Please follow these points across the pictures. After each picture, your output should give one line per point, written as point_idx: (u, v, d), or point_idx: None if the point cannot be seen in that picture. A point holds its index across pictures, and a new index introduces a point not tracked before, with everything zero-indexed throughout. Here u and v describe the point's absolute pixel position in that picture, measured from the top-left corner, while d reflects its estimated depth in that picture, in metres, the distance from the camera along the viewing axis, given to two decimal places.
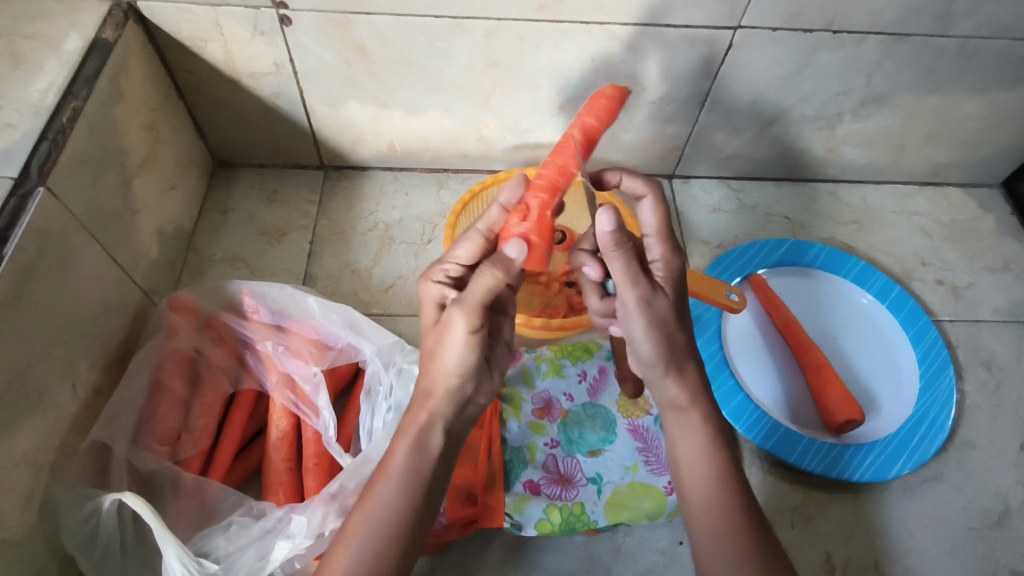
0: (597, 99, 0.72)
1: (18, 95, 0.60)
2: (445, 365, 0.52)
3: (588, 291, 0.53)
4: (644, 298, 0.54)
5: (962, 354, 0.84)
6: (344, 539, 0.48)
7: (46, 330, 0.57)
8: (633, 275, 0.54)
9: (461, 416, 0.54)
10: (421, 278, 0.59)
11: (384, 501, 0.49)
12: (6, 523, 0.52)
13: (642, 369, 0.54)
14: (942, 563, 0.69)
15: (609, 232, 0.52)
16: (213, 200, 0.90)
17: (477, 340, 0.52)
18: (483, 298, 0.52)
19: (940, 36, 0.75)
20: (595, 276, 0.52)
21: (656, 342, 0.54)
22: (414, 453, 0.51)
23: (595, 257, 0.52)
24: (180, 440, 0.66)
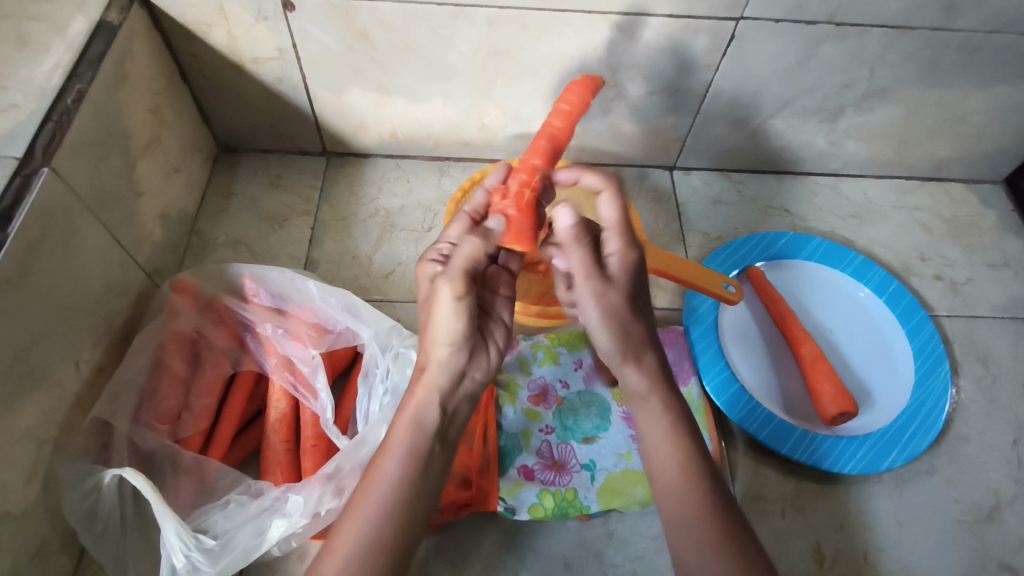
0: (568, 89, 0.71)
1: (23, 76, 0.60)
2: (439, 331, 0.53)
3: (576, 247, 0.58)
4: (635, 261, 0.57)
5: (958, 350, 0.84)
6: (352, 511, 0.49)
7: (50, 309, 0.57)
8: (625, 241, 0.58)
9: (457, 392, 0.54)
10: (416, 260, 0.57)
11: (388, 476, 0.50)
12: (9, 496, 0.53)
13: (629, 330, 0.57)
14: (931, 555, 0.70)
15: (571, 219, 0.58)
16: (216, 184, 0.91)
17: (467, 304, 0.53)
18: (466, 265, 0.54)
19: (945, 30, 0.75)
20: (580, 236, 0.57)
21: (638, 301, 0.57)
22: (413, 429, 0.51)
23: (579, 222, 0.58)
24: (180, 419, 0.67)
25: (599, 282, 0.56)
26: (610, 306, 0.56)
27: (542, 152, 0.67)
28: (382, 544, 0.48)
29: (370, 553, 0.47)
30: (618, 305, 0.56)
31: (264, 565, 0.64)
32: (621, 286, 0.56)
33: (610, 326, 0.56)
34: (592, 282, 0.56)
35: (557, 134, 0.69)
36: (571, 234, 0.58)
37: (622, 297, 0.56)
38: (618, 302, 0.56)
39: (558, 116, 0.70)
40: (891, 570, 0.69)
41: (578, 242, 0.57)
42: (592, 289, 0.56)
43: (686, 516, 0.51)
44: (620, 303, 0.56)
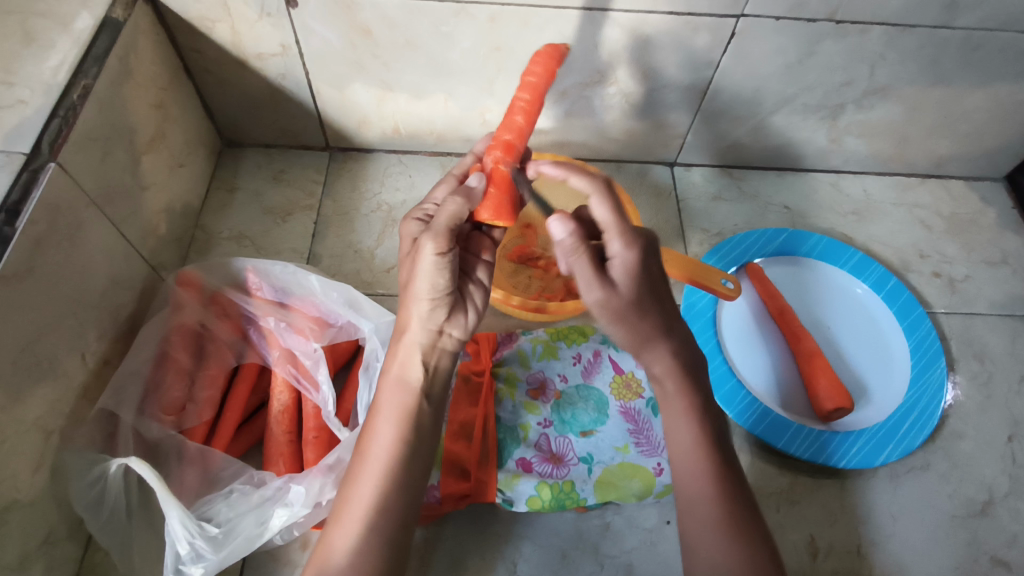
0: (533, 62, 0.68)
1: (30, 72, 0.61)
2: (419, 288, 0.53)
3: (575, 259, 0.53)
4: (638, 259, 0.53)
5: (955, 346, 0.84)
6: (355, 480, 0.51)
7: (57, 302, 0.59)
8: (626, 237, 0.53)
9: (437, 348, 0.54)
10: (401, 221, 0.58)
11: (382, 439, 0.51)
12: (18, 485, 0.55)
13: (636, 328, 0.54)
14: (924, 549, 0.71)
15: (565, 232, 0.53)
16: (220, 178, 0.92)
17: (449, 263, 0.52)
18: (449, 223, 0.53)
19: (945, 28, 0.75)
20: (576, 247, 0.53)
21: (648, 299, 0.53)
22: (399, 390, 0.53)
23: (575, 232, 0.53)
24: (185, 410, 0.68)
25: (602, 284, 0.52)
26: (617, 311, 0.53)
27: (516, 130, 0.68)
28: (387, 505, 0.49)
29: (377, 514, 0.49)
30: (624, 307, 0.52)
31: (267, 554, 0.65)
32: (626, 288, 0.52)
33: (615, 326, 0.53)
34: (597, 288, 0.52)
35: (528, 110, 0.68)
36: (568, 246, 0.53)
37: (628, 301, 0.53)
38: (623, 304, 0.53)
39: (527, 90, 0.68)
40: (884, 563, 0.70)
41: (577, 248, 0.53)
42: (597, 296, 0.53)
43: (693, 507, 0.53)
44: (626, 305, 0.52)
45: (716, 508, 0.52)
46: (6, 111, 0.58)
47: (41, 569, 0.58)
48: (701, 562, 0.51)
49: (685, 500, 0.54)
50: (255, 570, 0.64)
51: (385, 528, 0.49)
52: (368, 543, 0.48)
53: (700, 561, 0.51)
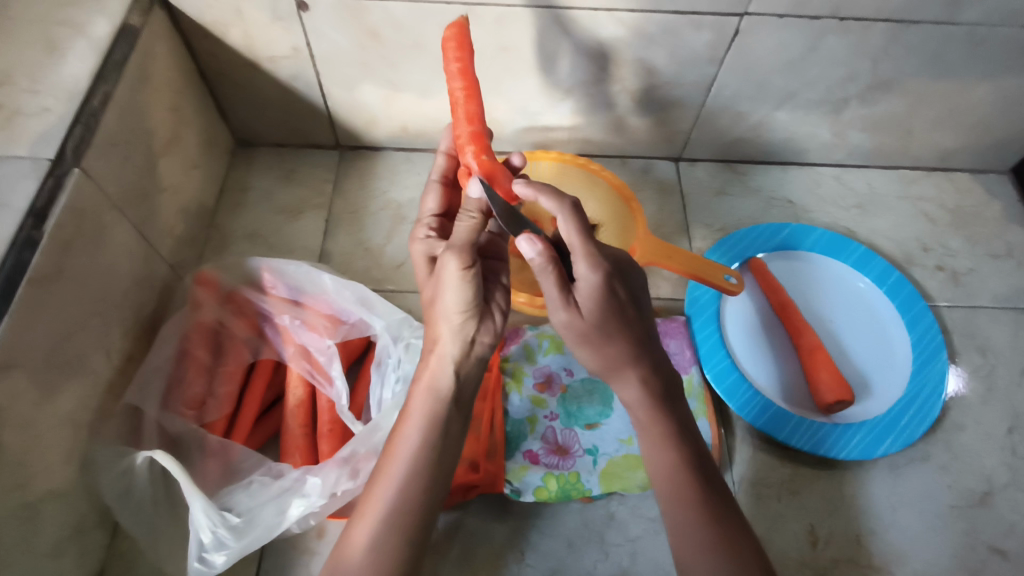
0: (444, 49, 0.67)
1: (53, 80, 0.63)
2: (449, 305, 0.55)
3: (546, 276, 0.55)
4: (602, 283, 0.56)
5: (957, 339, 0.85)
6: (380, 478, 0.53)
7: (83, 302, 0.61)
8: (591, 261, 0.56)
9: (470, 357, 0.57)
10: (410, 237, 0.67)
11: (409, 441, 0.53)
12: (51, 476, 0.58)
13: (603, 351, 0.58)
14: (921, 538, 0.73)
15: (534, 253, 0.54)
16: (234, 178, 0.94)
17: (473, 280, 0.55)
18: (470, 237, 0.56)
19: (949, 23, 0.76)
20: (545, 266, 0.55)
21: (613, 321, 0.57)
22: (429, 398, 0.55)
23: (545, 250, 0.54)
24: (206, 405, 0.71)
25: (568, 308, 0.56)
26: (581, 332, 0.57)
27: (470, 117, 0.66)
28: (411, 505, 0.52)
29: (399, 513, 0.51)
30: (589, 329, 0.57)
31: (285, 542, 0.68)
32: (591, 313, 0.56)
33: (583, 347, 0.58)
34: (562, 309, 0.56)
35: (467, 94, 0.67)
36: (538, 264, 0.55)
37: (590, 324, 0.56)
38: (586, 326, 0.57)
39: (456, 75, 0.66)
40: (882, 551, 0.72)
41: (544, 269, 0.55)
42: (562, 317, 0.57)
43: (682, 523, 0.55)
44: (590, 327, 0.56)
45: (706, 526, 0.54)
46: (31, 119, 0.61)
47: (73, 556, 0.61)
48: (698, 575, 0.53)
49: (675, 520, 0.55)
50: (274, 557, 0.67)
51: (406, 525, 0.51)
52: (389, 539, 0.50)
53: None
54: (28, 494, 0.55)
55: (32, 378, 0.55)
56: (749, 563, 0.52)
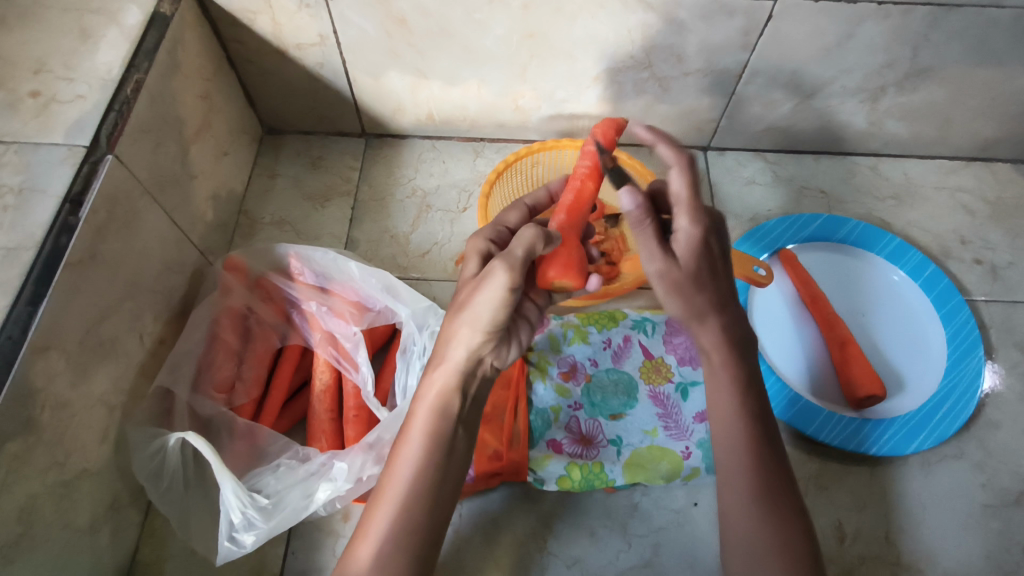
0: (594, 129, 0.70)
1: (87, 68, 0.64)
2: (476, 316, 0.53)
3: (641, 227, 0.55)
4: (701, 237, 0.55)
5: (995, 335, 0.83)
6: (382, 497, 0.52)
7: (117, 286, 0.62)
8: (694, 214, 0.55)
9: (474, 375, 0.55)
10: (474, 234, 0.62)
11: (407, 461, 0.53)
12: (86, 455, 0.59)
13: (691, 302, 0.56)
14: (953, 537, 0.71)
15: (633, 205, 0.53)
16: (261, 165, 0.95)
17: (510, 298, 0.53)
18: (525, 257, 0.53)
19: (994, 7, 0.72)
20: (642, 218, 0.54)
21: (704, 277, 0.55)
22: (436, 416, 0.54)
23: (642, 205, 0.53)
24: (234, 389, 0.72)
25: (666, 259, 0.55)
26: (675, 282, 0.55)
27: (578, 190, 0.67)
28: (415, 524, 0.51)
29: (404, 534, 0.50)
30: (683, 280, 0.55)
31: (312, 524, 0.69)
32: (687, 263, 0.55)
33: (673, 296, 0.56)
34: (658, 258, 0.55)
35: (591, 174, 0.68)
36: (635, 216, 0.54)
37: (685, 274, 0.55)
38: (682, 277, 0.55)
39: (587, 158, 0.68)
40: (912, 550, 0.70)
41: (641, 221, 0.54)
42: (656, 267, 0.55)
43: (733, 475, 0.54)
44: (682, 278, 0.55)
45: (754, 479, 0.54)
46: (66, 106, 0.62)
47: (107, 533, 0.63)
48: (736, 529, 0.53)
49: (707, 476, 0.55)
50: (300, 539, 0.68)
51: (410, 544, 0.50)
52: (393, 557, 0.49)
53: (736, 530, 0.53)
54: (65, 472, 0.57)
55: (68, 360, 0.56)
56: (792, 524, 0.52)
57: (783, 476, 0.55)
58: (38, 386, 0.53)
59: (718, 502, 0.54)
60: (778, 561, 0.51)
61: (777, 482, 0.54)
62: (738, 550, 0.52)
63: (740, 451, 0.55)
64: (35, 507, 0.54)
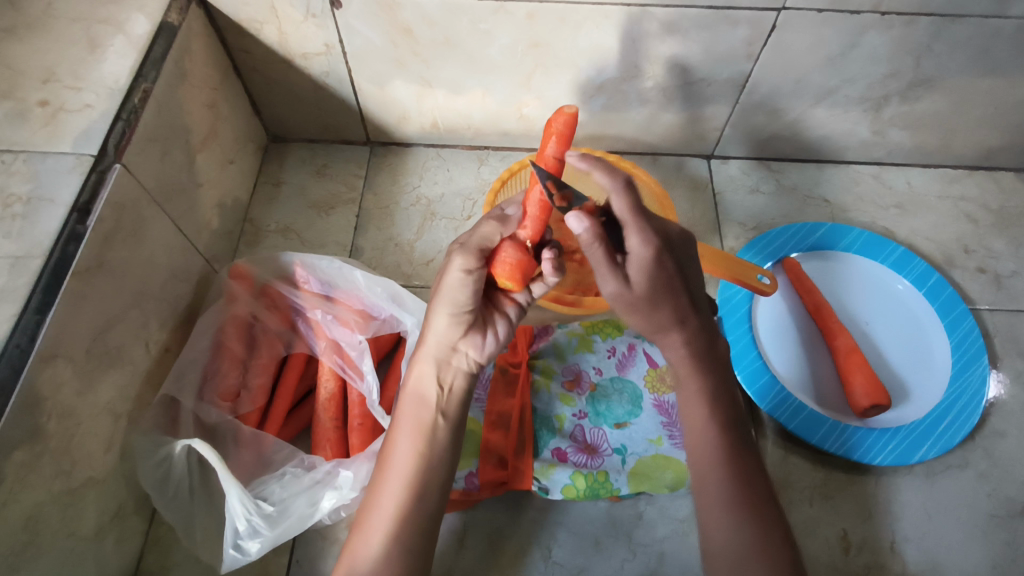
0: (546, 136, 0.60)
1: (95, 77, 0.65)
2: (444, 300, 0.55)
3: (592, 251, 0.51)
4: (653, 256, 0.53)
5: (999, 344, 0.83)
6: (377, 492, 0.53)
7: (124, 295, 0.63)
8: (643, 234, 0.52)
9: (451, 364, 0.56)
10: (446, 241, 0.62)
11: (397, 452, 0.54)
12: (92, 463, 0.59)
13: (653, 318, 0.56)
14: (959, 547, 0.71)
15: (583, 229, 0.50)
16: (267, 173, 0.95)
17: (474, 282, 0.55)
18: (480, 244, 0.56)
19: (997, 17, 0.73)
20: (593, 243, 0.51)
21: (664, 295, 0.54)
22: (415, 403, 0.55)
23: (593, 228, 0.50)
24: (240, 396, 0.72)
25: (615, 280, 0.53)
26: (630, 304, 0.55)
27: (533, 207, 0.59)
28: (410, 521, 0.51)
29: (399, 526, 0.51)
30: (637, 300, 0.54)
31: (316, 532, 0.69)
32: (640, 285, 0.53)
33: (630, 315, 0.56)
34: (610, 280, 0.54)
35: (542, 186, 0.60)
36: (586, 240, 0.51)
37: (640, 295, 0.54)
38: (635, 297, 0.54)
39: (552, 142, 0.60)
40: (917, 560, 0.70)
41: (592, 244, 0.51)
42: (611, 289, 0.54)
43: (705, 481, 0.55)
44: (640, 298, 0.54)
45: (730, 482, 0.54)
46: (74, 115, 0.62)
47: (113, 541, 0.63)
48: (718, 533, 0.53)
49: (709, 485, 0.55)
50: (305, 547, 0.68)
51: (407, 537, 0.51)
52: (390, 557, 0.50)
53: (718, 546, 0.53)
54: (71, 481, 0.57)
55: (75, 368, 0.57)
56: (771, 523, 0.53)
57: (760, 478, 0.55)
58: (44, 394, 0.53)
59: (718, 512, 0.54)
60: (761, 561, 0.51)
61: (756, 485, 0.54)
62: (722, 557, 0.53)
63: (716, 455, 0.55)
64: (41, 515, 0.54)
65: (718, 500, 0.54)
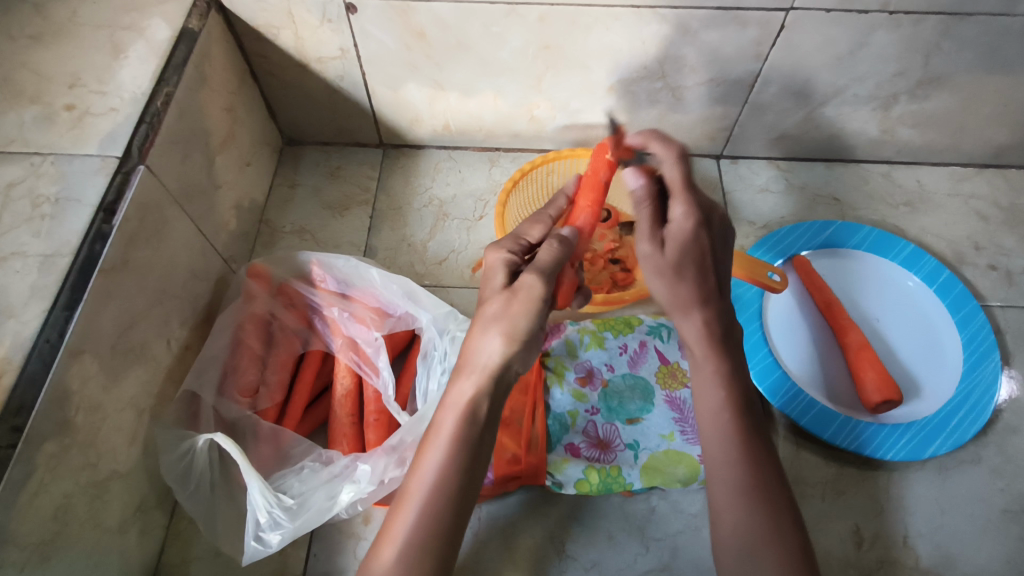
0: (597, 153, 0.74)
1: (118, 83, 0.67)
2: (508, 321, 0.54)
3: (642, 209, 0.62)
4: (691, 227, 0.59)
5: (1011, 340, 0.83)
6: (411, 502, 0.52)
7: (147, 293, 0.64)
8: (687, 205, 0.60)
9: (504, 382, 0.55)
10: (493, 244, 0.63)
11: (438, 467, 0.52)
12: (117, 457, 0.61)
13: (676, 290, 0.59)
14: (973, 542, 0.71)
15: (636, 183, 0.61)
16: (282, 175, 0.97)
17: (541, 309, 0.56)
18: (550, 268, 0.58)
19: (1005, 15, 0.73)
20: (643, 199, 0.62)
21: (691, 267, 0.59)
22: (465, 422, 0.53)
23: (646, 186, 0.61)
24: (258, 393, 0.73)
25: (652, 242, 0.60)
26: (658, 267, 0.60)
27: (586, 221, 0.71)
28: (439, 529, 0.51)
29: (430, 541, 0.51)
30: (665, 266, 0.59)
31: (333, 527, 0.70)
32: (671, 252, 0.59)
33: (660, 282, 0.60)
34: (647, 240, 0.61)
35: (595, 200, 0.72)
36: (639, 194, 0.62)
37: (669, 261, 0.59)
38: (665, 262, 0.59)
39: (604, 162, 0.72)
40: (930, 554, 0.70)
41: (643, 202, 0.62)
42: (645, 247, 0.61)
43: (720, 468, 0.55)
44: (667, 264, 0.59)
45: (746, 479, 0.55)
46: (99, 119, 0.64)
47: (136, 534, 0.65)
48: (727, 522, 0.54)
49: (716, 463, 0.56)
50: (322, 541, 0.70)
51: (434, 549, 0.50)
52: (415, 561, 0.50)
53: (726, 525, 0.54)
54: (97, 473, 0.58)
55: (101, 363, 0.58)
56: (783, 516, 0.53)
57: (772, 467, 0.55)
58: (73, 388, 0.55)
59: (730, 493, 0.54)
60: (771, 552, 0.51)
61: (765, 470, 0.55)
62: (729, 540, 0.53)
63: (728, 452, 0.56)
64: (69, 506, 0.55)
65: (724, 480, 0.55)
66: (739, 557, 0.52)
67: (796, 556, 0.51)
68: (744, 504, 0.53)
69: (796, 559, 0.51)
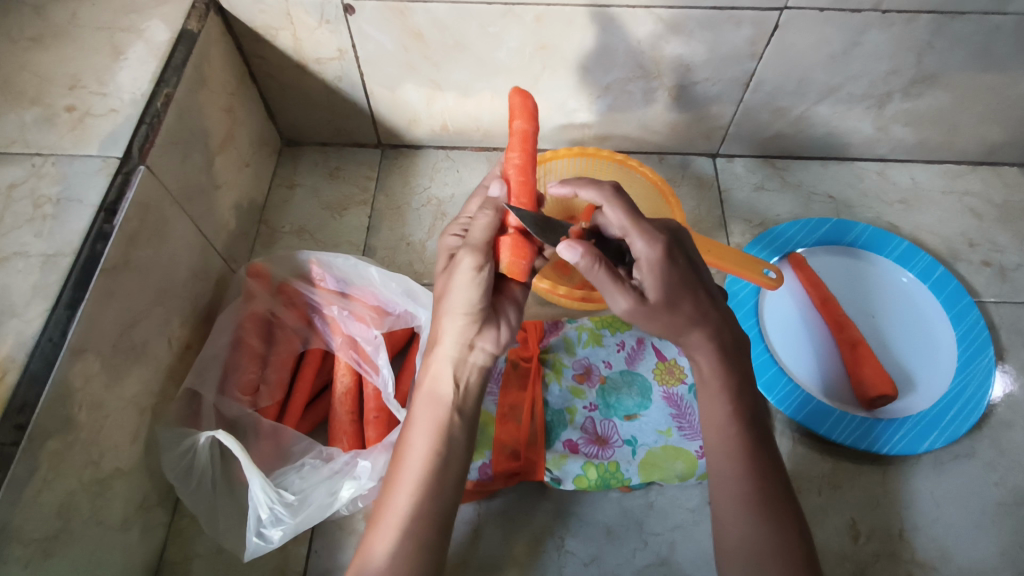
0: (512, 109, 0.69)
1: (118, 84, 0.67)
2: (453, 302, 0.57)
3: (595, 272, 0.57)
4: (663, 256, 0.57)
5: (1005, 336, 0.84)
6: (393, 488, 0.54)
7: (148, 292, 0.65)
8: (647, 237, 0.58)
9: (467, 362, 0.57)
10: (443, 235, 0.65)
11: (415, 449, 0.55)
12: (119, 454, 0.61)
13: (671, 323, 0.58)
14: (968, 535, 0.72)
15: (577, 255, 0.56)
16: (282, 175, 0.98)
17: (484, 276, 0.57)
18: (483, 236, 0.58)
19: (996, 14, 0.74)
20: (592, 265, 0.56)
21: (680, 293, 0.57)
22: (428, 401, 0.57)
23: (586, 253, 0.56)
24: (259, 391, 0.74)
25: (625, 294, 0.57)
26: (645, 313, 0.58)
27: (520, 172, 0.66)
28: (419, 512, 0.52)
29: (415, 523, 0.52)
30: (651, 308, 0.57)
31: (334, 524, 0.71)
32: (654, 292, 0.57)
33: (650, 323, 0.59)
34: (621, 296, 0.57)
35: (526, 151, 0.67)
36: (584, 266, 0.56)
37: (654, 304, 0.57)
38: (649, 305, 0.57)
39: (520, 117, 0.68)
40: (925, 547, 0.71)
41: (593, 267, 0.57)
42: (623, 303, 0.57)
43: (720, 459, 0.57)
44: (656, 305, 0.57)
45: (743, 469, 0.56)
46: (100, 120, 0.65)
47: (138, 531, 0.65)
48: (726, 505, 0.55)
49: (717, 453, 0.57)
50: (323, 538, 0.70)
51: (423, 533, 0.52)
52: (405, 546, 0.51)
53: (725, 507, 0.55)
54: (100, 470, 0.59)
55: (103, 361, 0.59)
56: (778, 497, 0.55)
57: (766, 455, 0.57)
58: (76, 386, 0.55)
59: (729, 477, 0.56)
60: (767, 530, 0.53)
61: (760, 459, 0.56)
62: (728, 521, 0.55)
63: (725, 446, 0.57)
64: (72, 504, 0.56)
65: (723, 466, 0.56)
66: (738, 533, 0.54)
67: (790, 535, 0.53)
68: (747, 492, 0.55)
69: (789, 538, 0.53)
